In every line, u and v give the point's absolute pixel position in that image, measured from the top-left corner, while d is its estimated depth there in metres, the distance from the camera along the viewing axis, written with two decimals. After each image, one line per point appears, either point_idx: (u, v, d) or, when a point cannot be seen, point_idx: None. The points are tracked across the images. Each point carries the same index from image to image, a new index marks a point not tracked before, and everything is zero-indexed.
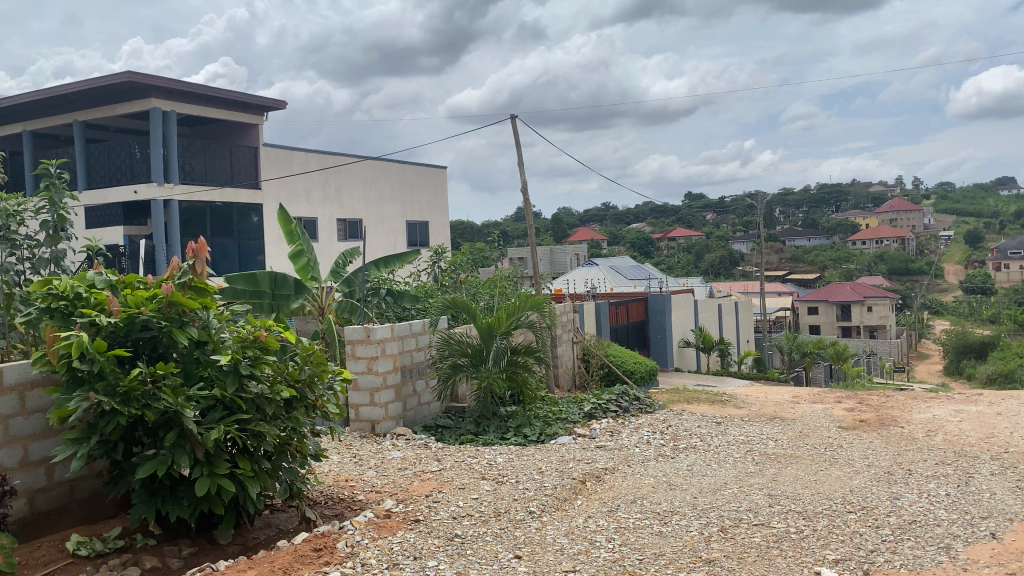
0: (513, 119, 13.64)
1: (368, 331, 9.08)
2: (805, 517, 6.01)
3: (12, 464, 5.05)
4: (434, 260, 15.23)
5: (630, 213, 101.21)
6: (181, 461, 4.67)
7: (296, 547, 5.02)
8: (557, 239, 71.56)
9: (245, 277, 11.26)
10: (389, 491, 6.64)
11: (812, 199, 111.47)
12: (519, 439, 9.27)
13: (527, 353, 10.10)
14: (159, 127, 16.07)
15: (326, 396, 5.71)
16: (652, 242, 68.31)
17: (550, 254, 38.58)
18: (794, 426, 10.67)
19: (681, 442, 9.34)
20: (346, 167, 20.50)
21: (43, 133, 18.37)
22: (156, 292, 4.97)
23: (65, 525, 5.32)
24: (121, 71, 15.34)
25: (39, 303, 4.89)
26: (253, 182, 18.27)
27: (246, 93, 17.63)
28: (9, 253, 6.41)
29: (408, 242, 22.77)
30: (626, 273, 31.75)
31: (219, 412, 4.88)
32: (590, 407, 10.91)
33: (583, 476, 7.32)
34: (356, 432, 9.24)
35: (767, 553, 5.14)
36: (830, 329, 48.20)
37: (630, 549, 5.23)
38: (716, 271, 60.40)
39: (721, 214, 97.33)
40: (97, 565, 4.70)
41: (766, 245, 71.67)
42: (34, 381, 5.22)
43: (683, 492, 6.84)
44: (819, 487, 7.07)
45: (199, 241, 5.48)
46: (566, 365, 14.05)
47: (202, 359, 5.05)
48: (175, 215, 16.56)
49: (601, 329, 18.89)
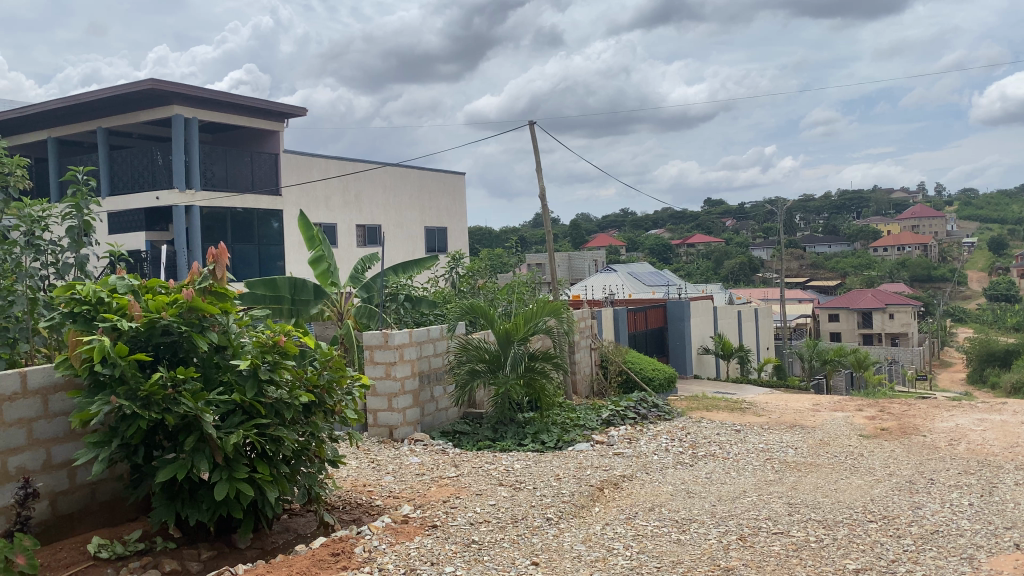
0: (531, 123, 13.71)
1: (387, 336, 9.12)
2: (825, 526, 5.97)
3: (35, 467, 5.10)
4: (452, 265, 15.23)
5: (649, 218, 100.91)
6: (201, 464, 4.71)
7: (314, 552, 5.04)
8: (575, 246, 71.54)
9: (265, 282, 11.44)
10: (407, 496, 6.67)
11: (832, 207, 111.02)
12: (537, 445, 9.25)
13: (544, 359, 10.04)
14: (181, 134, 16.24)
15: (344, 402, 5.72)
16: (671, 247, 68.28)
17: (569, 260, 38.61)
18: (815, 435, 10.56)
19: (700, 450, 9.27)
20: (366, 173, 20.59)
21: (68, 140, 18.67)
22: (177, 296, 5.01)
23: (86, 528, 5.37)
24: (144, 79, 15.54)
25: (62, 308, 4.95)
26: (273, 189, 18.45)
27: (268, 100, 17.77)
28: (35, 259, 6.45)
29: (426, 248, 22.86)
30: (645, 279, 31.75)
31: (239, 416, 4.93)
32: (608, 414, 10.87)
33: (601, 484, 7.29)
34: (375, 437, 9.26)
35: (787, 561, 5.11)
36: (851, 337, 47.79)
37: (648, 557, 5.20)
38: (735, 278, 60.22)
39: (741, 220, 97.06)
40: (117, 567, 4.74)
41: (786, 252, 71.16)
42: (57, 385, 5.28)
43: (702, 500, 6.79)
44: (840, 496, 7.02)
45: (219, 247, 5.49)
46: (584, 372, 14.04)
47: (222, 364, 5.13)
48: (197, 221, 16.74)
49: (619, 335, 18.80)
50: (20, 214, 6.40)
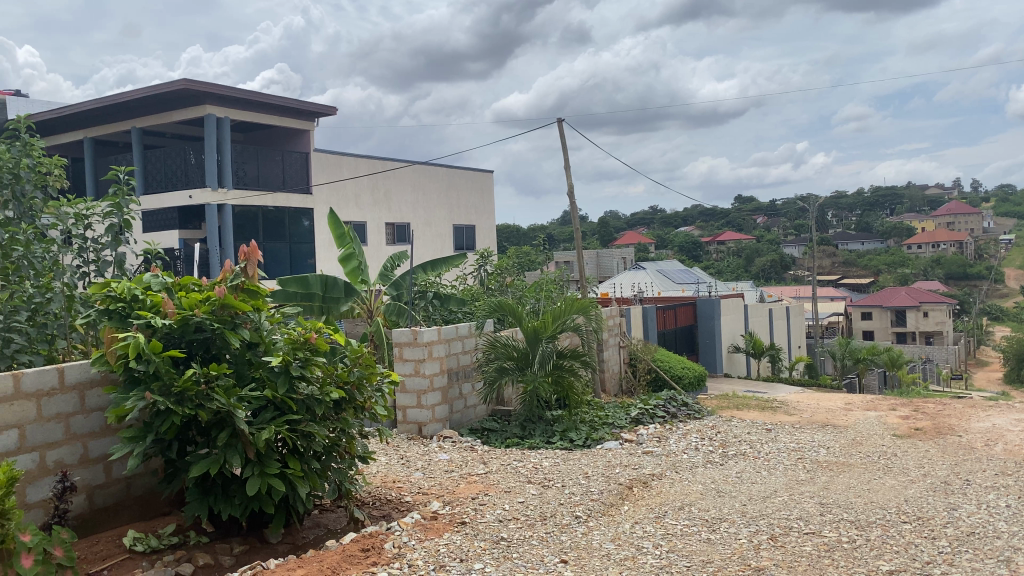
0: (559, 121, 13.76)
1: (415, 333, 9.19)
2: (857, 526, 5.89)
3: (73, 461, 5.21)
4: (480, 263, 15.26)
5: (677, 216, 100.38)
6: (233, 460, 4.77)
7: (344, 547, 5.08)
8: (604, 243, 71.34)
9: (297, 280, 11.54)
10: (436, 493, 6.69)
11: (865, 202, 109.62)
12: (565, 443, 9.24)
13: (573, 357, 10.06)
14: (213, 133, 16.42)
15: (374, 398, 5.74)
16: (701, 244, 67.81)
17: (597, 257, 38.59)
18: (847, 434, 10.43)
19: (730, 449, 9.20)
20: (395, 171, 20.70)
21: (104, 140, 18.99)
22: (210, 293, 5.07)
23: (122, 521, 5.47)
24: (177, 79, 15.75)
25: (98, 305, 5.05)
26: (304, 188, 18.60)
27: (299, 99, 17.93)
28: (75, 258, 6.56)
29: (454, 246, 22.93)
30: (675, 277, 31.62)
31: (271, 413, 4.98)
32: (637, 412, 10.85)
33: (630, 482, 7.27)
34: (404, 434, 9.32)
35: (819, 562, 5.06)
36: (884, 336, 47.10)
37: (678, 556, 5.17)
38: (766, 276, 59.94)
39: (772, 217, 96.17)
40: (152, 560, 4.82)
41: (818, 249, 70.36)
42: (93, 380, 5.37)
43: (732, 500, 6.74)
44: (873, 496, 6.94)
45: (251, 244, 5.53)
46: (613, 370, 14.01)
47: (254, 361, 5.17)
48: (229, 220, 16.93)
49: (649, 334, 18.70)
50: (59, 213, 6.52)
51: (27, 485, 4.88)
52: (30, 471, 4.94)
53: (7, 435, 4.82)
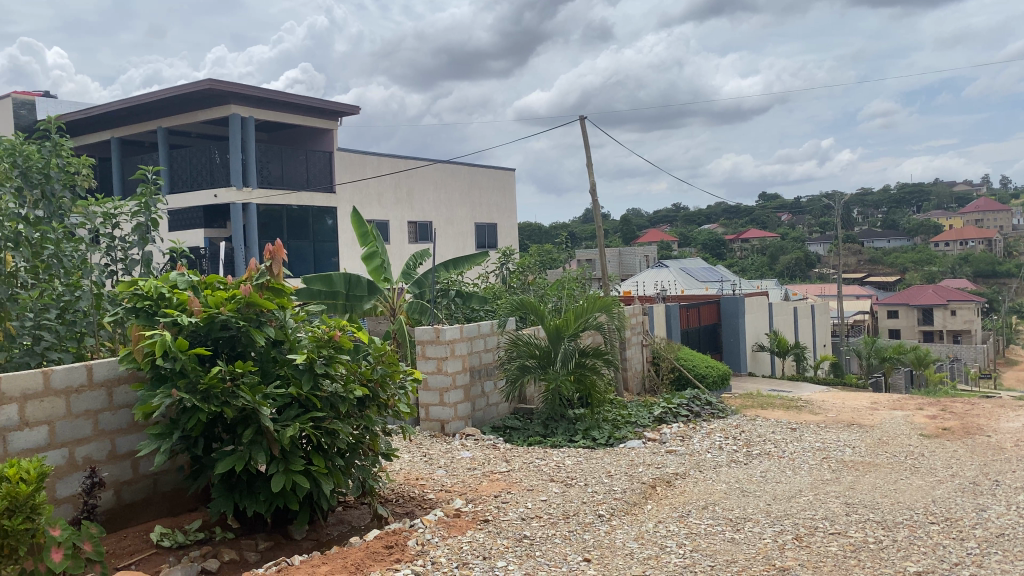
0: (581, 119, 13.74)
1: (438, 331, 9.22)
2: (883, 527, 5.84)
3: (101, 457, 5.27)
4: (502, 261, 15.26)
5: (701, 213, 99.78)
6: (258, 457, 4.81)
7: (368, 544, 5.11)
8: (626, 241, 71.16)
9: (321, 278, 11.61)
10: (459, 490, 6.70)
11: (892, 199, 108.40)
12: (588, 442, 9.22)
13: (595, 356, 10.04)
14: (237, 132, 16.55)
15: (398, 396, 5.76)
16: (724, 242, 67.41)
17: (620, 255, 38.50)
18: (873, 434, 10.33)
19: (755, 448, 9.13)
20: (417, 170, 20.75)
21: (131, 140, 19.22)
22: (235, 292, 5.11)
23: (149, 516, 5.54)
24: (202, 79, 15.89)
25: (125, 303, 5.11)
26: (327, 186, 18.71)
27: (322, 99, 18.03)
28: (103, 256, 6.64)
29: (477, 244, 22.96)
30: (698, 275, 31.47)
31: (295, 410, 5.02)
32: (660, 411, 10.81)
33: (654, 481, 7.24)
34: (426, 431, 9.35)
35: (844, 563, 5.01)
36: (911, 334, 46.57)
37: (702, 556, 5.14)
38: (791, 274, 59.48)
39: (796, 214, 95.37)
40: (179, 555, 4.87)
41: (843, 246, 69.70)
42: (121, 377, 5.43)
43: (757, 499, 6.70)
44: (900, 496, 6.86)
45: (276, 243, 5.56)
46: (635, 368, 13.97)
47: (279, 358, 5.21)
48: (254, 218, 17.05)
49: (672, 332, 18.61)
50: (87, 212, 6.62)
51: (57, 480, 4.96)
52: (60, 467, 5.01)
53: (37, 431, 4.89)
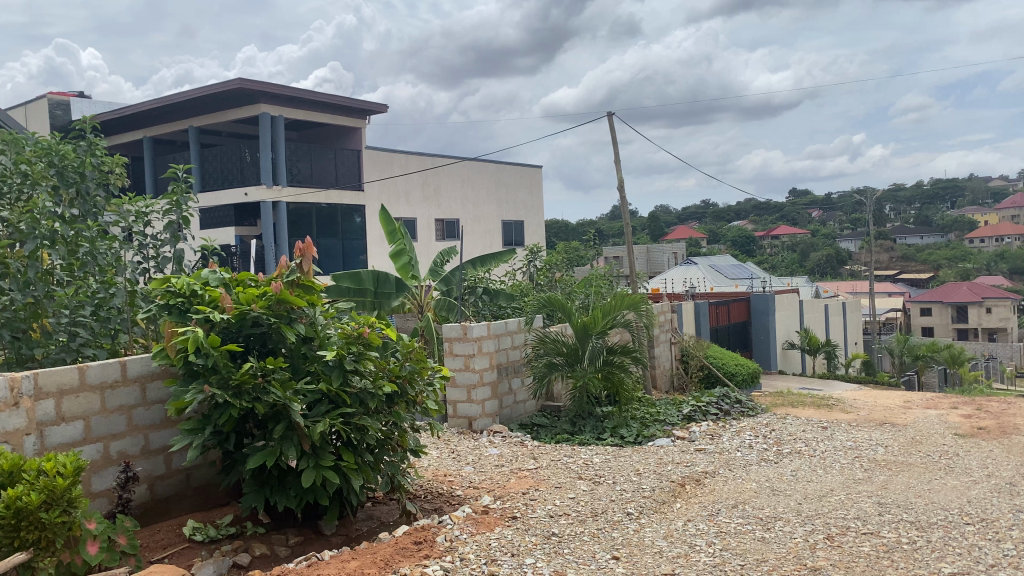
0: (609, 115, 13.70)
1: (465, 328, 9.25)
2: (917, 527, 5.75)
3: (135, 452, 5.35)
4: (529, 258, 15.25)
5: (731, 209, 99.00)
6: (289, 452, 4.86)
7: (397, 540, 5.14)
8: (654, 238, 70.85)
9: (350, 276, 11.70)
10: (487, 487, 6.72)
11: (925, 194, 106.79)
12: (616, 440, 9.19)
13: (623, 353, 10.00)
14: (267, 131, 16.69)
15: (426, 392, 5.77)
16: (754, 239, 66.86)
17: (648, 252, 38.34)
18: (906, 433, 10.20)
19: (785, 447, 9.06)
20: (444, 168, 20.81)
21: (163, 139, 19.48)
22: (266, 289, 5.15)
23: (181, 511, 5.61)
24: (232, 79, 16.05)
25: (158, 300, 5.19)
26: (356, 185, 18.82)
27: (350, 97, 18.13)
28: (135, 254, 6.74)
29: (504, 242, 22.98)
30: (727, 272, 31.24)
31: (325, 406, 5.06)
32: (690, 409, 10.75)
33: (683, 479, 7.21)
34: (454, 428, 9.39)
35: (877, 563, 4.95)
36: (945, 332, 45.85)
37: (731, 554, 5.11)
38: (822, 271, 58.87)
39: (827, 211, 94.28)
40: (210, 550, 4.93)
41: (875, 243, 68.79)
42: (154, 373, 5.51)
43: (788, 498, 6.64)
44: (935, 496, 6.75)
45: (306, 241, 5.60)
46: (664, 366, 13.89)
47: (309, 355, 5.25)
48: (284, 216, 17.20)
49: (701, 330, 18.49)
50: (121, 210, 6.73)
51: (93, 474, 5.05)
52: (95, 461, 5.09)
53: (72, 426, 4.98)
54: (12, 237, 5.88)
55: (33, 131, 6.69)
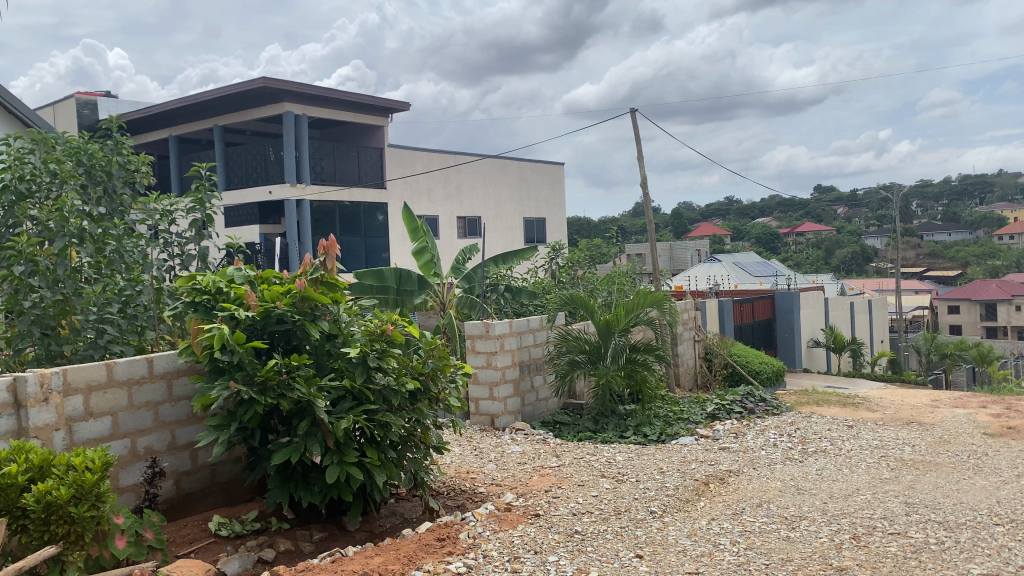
0: (632, 112, 13.65)
1: (487, 326, 9.24)
2: (946, 528, 5.68)
3: (161, 448, 5.41)
4: (551, 256, 15.23)
5: (755, 206, 98.29)
6: (313, 449, 4.89)
7: (420, 536, 5.16)
8: (677, 235, 70.52)
9: (372, 274, 11.74)
10: (510, 484, 6.72)
11: (953, 190, 105.37)
12: (639, 438, 9.15)
13: (646, 351, 9.96)
14: (291, 129, 16.79)
15: (448, 389, 5.78)
16: (779, 236, 66.33)
17: (671, 249, 38.17)
18: (934, 432, 10.07)
19: (810, 446, 8.97)
20: (466, 165, 20.83)
21: (188, 138, 19.67)
22: (290, 286, 5.19)
23: (207, 506, 5.67)
24: (257, 77, 16.16)
25: (184, 297, 5.24)
26: (378, 182, 18.89)
27: (373, 95, 18.20)
28: (161, 252, 6.81)
29: (526, 239, 22.98)
30: (751, 269, 31.02)
31: (349, 402, 5.09)
32: (713, 407, 10.68)
33: (706, 478, 7.16)
34: (477, 425, 9.40)
35: (904, 563, 4.89)
36: (973, 330, 45.19)
37: (756, 554, 5.07)
38: (847, 269, 58.32)
39: (853, 207, 93.32)
40: (236, 545, 4.97)
41: (902, 239, 67.96)
42: (180, 370, 5.57)
43: (813, 497, 6.59)
44: (963, 497, 6.66)
45: (330, 239, 5.62)
46: (687, 364, 13.81)
47: (333, 352, 5.28)
48: (307, 214, 17.30)
49: (725, 328, 18.37)
50: (148, 208, 6.80)
51: (120, 469, 5.11)
52: (122, 456, 5.15)
53: (100, 422, 5.04)
54: (41, 234, 5.96)
55: (61, 130, 6.77)
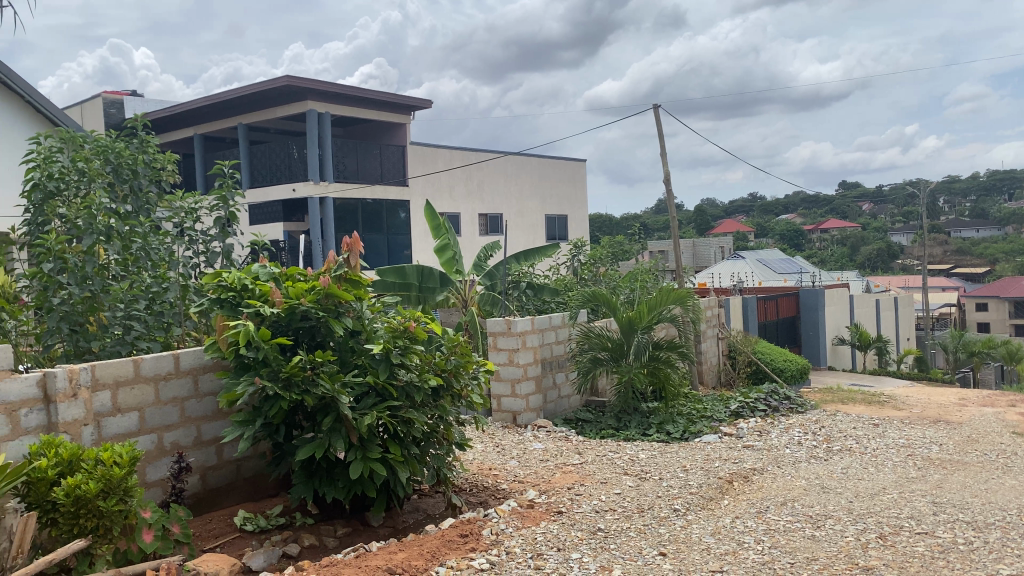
0: (655, 108, 13.60)
1: (509, 323, 9.25)
2: (975, 528, 5.61)
3: (187, 443, 5.47)
4: (573, 253, 15.20)
5: (779, 202, 97.49)
6: (337, 444, 4.92)
7: (443, 533, 5.18)
8: (700, 232, 70.14)
9: (395, 271, 11.77)
10: (532, 481, 6.73)
11: (982, 186, 103.91)
12: (662, 436, 9.12)
13: (669, 349, 9.92)
14: (314, 127, 16.87)
15: (471, 386, 5.79)
16: (803, 232, 65.78)
17: (694, 247, 37.99)
18: (962, 431, 9.95)
19: (835, 444, 8.89)
20: (488, 163, 20.85)
21: (213, 136, 19.83)
22: (314, 283, 5.21)
23: (232, 501, 5.72)
24: (280, 76, 16.27)
25: (210, 294, 5.30)
26: (401, 180, 18.95)
27: (395, 93, 18.25)
28: (187, 249, 6.87)
29: (547, 236, 22.96)
30: (775, 266, 30.79)
31: (372, 398, 5.11)
32: (737, 405, 10.62)
33: (730, 476, 7.12)
34: (499, 422, 9.41)
35: (932, 563, 4.84)
36: (1001, 327, 44.55)
37: (781, 552, 5.04)
38: (873, 265, 57.72)
39: (879, 204, 92.31)
40: (261, 540, 5.02)
41: (929, 236, 67.14)
42: (206, 365, 5.62)
43: (838, 496, 6.53)
44: (992, 497, 6.57)
45: (353, 236, 5.64)
46: (711, 362, 13.73)
47: (357, 348, 5.31)
48: (330, 212, 17.39)
49: (748, 325, 18.25)
50: (173, 206, 6.86)
51: (147, 464, 5.18)
52: (149, 451, 5.21)
53: (128, 417, 5.11)
54: (70, 232, 6.05)
55: (89, 130, 6.87)
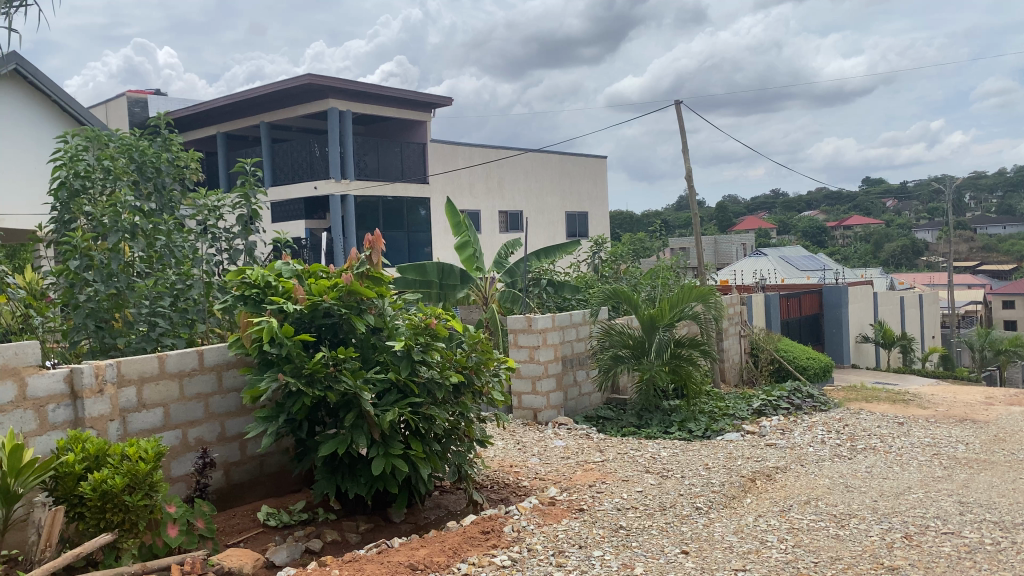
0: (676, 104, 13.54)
1: (530, 320, 9.26)
2: (1002, 528, 5.53)
3: (212, 439, 5.52)
4: (594, 250, 15.17)
5: (801, 199, 96.68)
6: (359, 440, 4.94)
7: (464, 529, 5.18)
8: (721, 229, 69.73)
9: (415, 268, 11.79)
10: (553, 478, 6.72)
11: (1008, 182, 102.46)
12: (684, 434, 9.08)
13: (691, 346, 9.87)
14: (336, 125, 16.95)
15: (492, 383, 5.79)
16: (826, 229, 65.22)
17: (715, 244, 37.77)
18: (989, 430, 9.83)
19: (858, 443, 8.81)
20: (508, 160, 20.85)
21: (235, 134, 19.98)
22: (337, 280, 5.23)
23: (256, 496, 5.77)
24: (302, 74, 16.35)
25: (234, 291, 5.34)
26: (421, 178, 18.99)
27: (416, 91, 18.28)
28: (210, 247, 6.93)
29: (568, 233, 22.93)
30: (798, 264, 30.54)
31: (394, 395, 5.13)
32: (759, 403, 10.56)
33: (753, 474, 7.08)
34: (520, 419, 9.42)
35: (958, 564, 4.78)
36: None
37: (804, 551, 5.00)
38: (897, 263, 57.11)
39: (903, 200, 91.29)
40: (284, 535, 5.06)
41: (955, 233, 66.31)
42: (230, 362, 5.67)
43: (863, 495, 6.47)
44: (1020, 497, 6.48)
45: (375, 233, 5.66)
46: (732, 360, 13.64)
47: (378, 345, 5.33)
48: (352, 209, 17.46)
49: (771, 323, 18.13)
50: (197, 204, 6.92)
51: (172, 460, 5.23)
52: (174, 447, 5.26)
53: (153, 413, 5.16)
54: (96, 230, 6.12)
55: (114, 129, 6.94)
